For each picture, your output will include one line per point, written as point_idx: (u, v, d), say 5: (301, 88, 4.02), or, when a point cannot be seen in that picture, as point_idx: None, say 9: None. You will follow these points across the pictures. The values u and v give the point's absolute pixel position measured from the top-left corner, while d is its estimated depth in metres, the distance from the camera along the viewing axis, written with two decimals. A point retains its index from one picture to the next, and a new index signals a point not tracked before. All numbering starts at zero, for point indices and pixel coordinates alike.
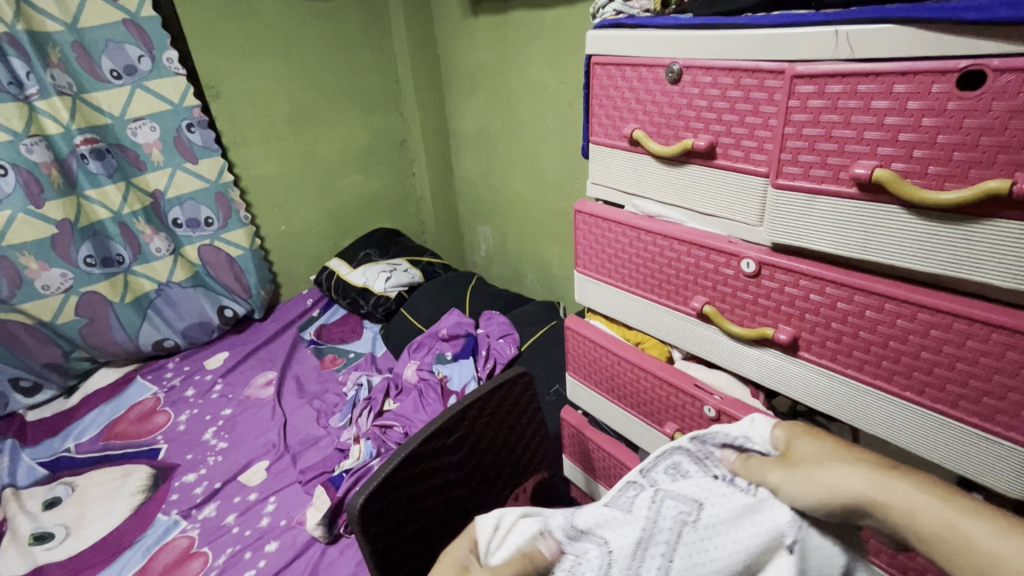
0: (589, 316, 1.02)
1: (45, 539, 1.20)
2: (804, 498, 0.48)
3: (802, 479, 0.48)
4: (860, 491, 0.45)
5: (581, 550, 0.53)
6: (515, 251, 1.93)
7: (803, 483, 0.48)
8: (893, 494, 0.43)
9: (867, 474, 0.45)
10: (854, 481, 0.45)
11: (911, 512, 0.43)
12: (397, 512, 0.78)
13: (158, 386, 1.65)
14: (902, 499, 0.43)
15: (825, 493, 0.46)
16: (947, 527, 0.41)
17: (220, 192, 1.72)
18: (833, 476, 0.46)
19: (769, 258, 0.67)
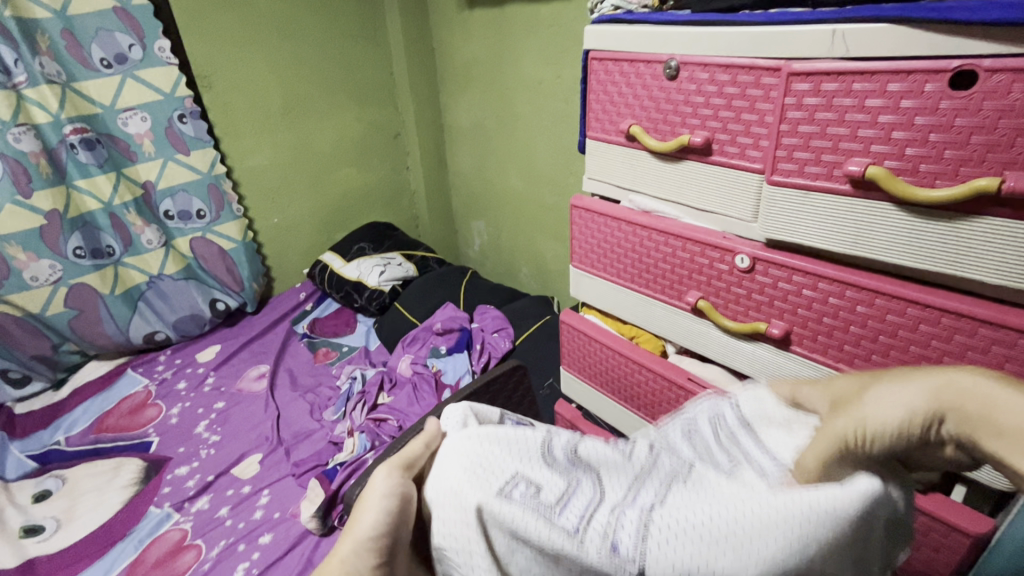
0: (585, 310, 1.03)
1: (35, 531, 1.19)
2: (881, 430, 0.38)
3: (861, 415, 0.39)
4: (932, 405, 0.36)
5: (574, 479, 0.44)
6: (510, 245, 1.93)
7: (859, 418, 0.39)
8: (964, 397, 0.35)
9: (921, 390, 0.37)
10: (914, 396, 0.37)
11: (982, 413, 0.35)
12: None
13: (149, 379, 1.64)
14: (978, 411, 0.35)
15: (900, 412, 0.37)
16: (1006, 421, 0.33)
17: (212, 184, 1.70)
18: (901, 396, 0.37)
19: (763, 254, 0.67)
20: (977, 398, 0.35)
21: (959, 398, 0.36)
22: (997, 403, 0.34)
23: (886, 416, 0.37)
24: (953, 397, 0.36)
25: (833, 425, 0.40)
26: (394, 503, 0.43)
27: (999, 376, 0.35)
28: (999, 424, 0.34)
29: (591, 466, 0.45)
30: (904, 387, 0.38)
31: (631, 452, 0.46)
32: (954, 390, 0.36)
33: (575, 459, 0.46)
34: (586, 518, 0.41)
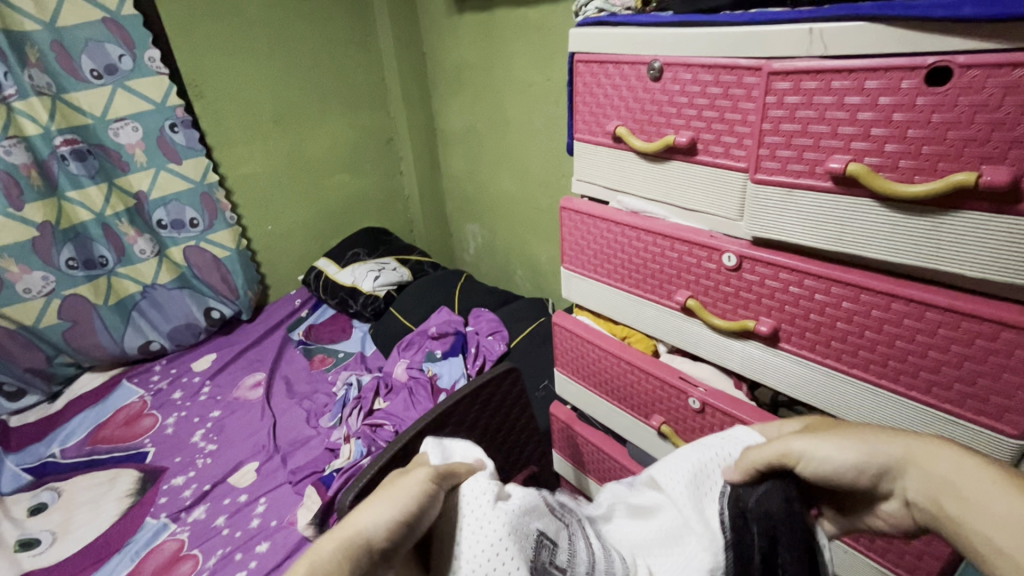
0: (577, 312, 1.03)
1: (31, 545, 1.18)
2: (819, 470, 0.41)
3: (817, 444, 0.41)
4: (888, 464, 0.38)
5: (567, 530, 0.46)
6: (504, 248, 1.93)
7: (809, 447, 0.41)
8: (935, 477, 0.36)
9: (887, 447, 0.38)
10: (880, 449, 0.39)
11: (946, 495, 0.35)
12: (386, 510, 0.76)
13: (144, 389, 1.64)
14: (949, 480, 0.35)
15: (853, 459, 0.39)
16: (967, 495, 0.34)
17: (205, 193, 1.70)
18: (854, 447, 0.39)
19: (749, 251, 0.68)
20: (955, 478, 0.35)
21: (937, 476, 0.36)
22: (972, 482, 0.34)
23: (837, 462, 0.40)
24: (913, 457, 0.37)
25: (770, 453, 0.43)
26: (423, 498, 0.39)
27: (970, 454, 0.36)
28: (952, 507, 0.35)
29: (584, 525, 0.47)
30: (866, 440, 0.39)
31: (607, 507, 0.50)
32: (921, 457, 0.37)
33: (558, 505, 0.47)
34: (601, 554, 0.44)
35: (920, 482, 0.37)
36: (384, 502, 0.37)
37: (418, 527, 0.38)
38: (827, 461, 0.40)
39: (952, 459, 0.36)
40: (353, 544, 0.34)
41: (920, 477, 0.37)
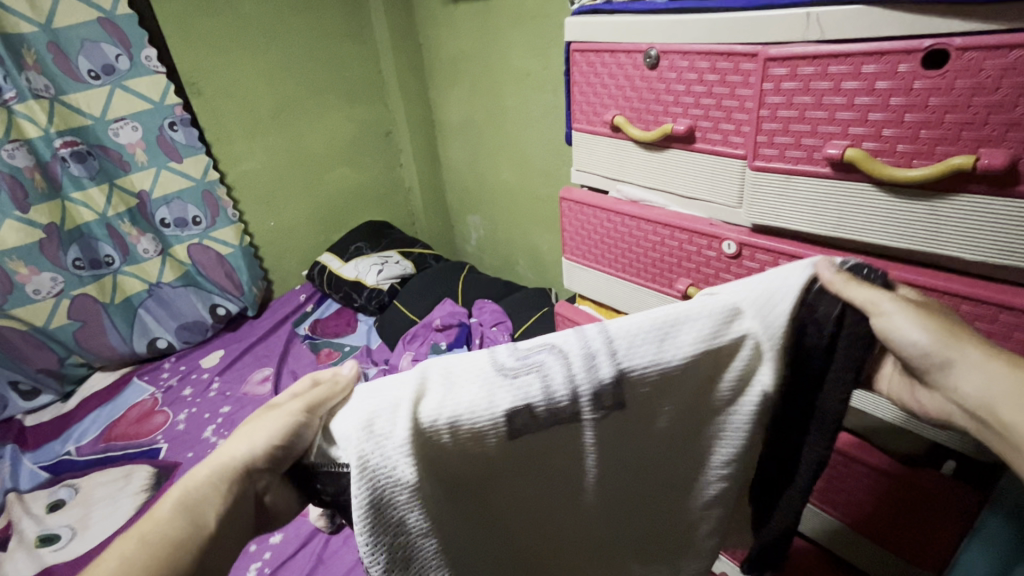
0: (579, 301, 1.04)
1: (51, 541, 1.21)
2: (894, 337, 0.43)
3: (908, 317, 0.43)
4: (960, 362, 0.42)
5: (540, 375, 0.44)
6: (506, 238, 1.93)
7: (898, 326, 0.43)
8: (996, 384, 0.41)
9: (972, 344, 0.43)
10: (962, 349, 0.42)
11: (1004, 402, 0.41)
12: None
13: (155, 387, 1.66)
14: (1011, 396, 0.40)
15: (928, 341, 0.42)
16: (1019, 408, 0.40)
17: (207, 190, 1.72)
18: (938, 335, 0.43)
19: (748, 239, 0.68)
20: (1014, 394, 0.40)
21: (995, 388, 0.41)
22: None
23: (922, 352, 0.43)
24: (981, 371, 0.42)
25: (863, 298, 0.44)
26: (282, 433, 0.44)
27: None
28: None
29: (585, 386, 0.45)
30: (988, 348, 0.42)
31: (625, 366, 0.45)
32: (982, 369, 0.42)
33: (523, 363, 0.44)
34: (574, 395, 0.45)
35: (976, 392, 0.42)
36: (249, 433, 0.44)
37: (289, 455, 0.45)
38: (914, 345, 0.43)
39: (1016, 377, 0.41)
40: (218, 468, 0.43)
41: (983, 388, 0.42)
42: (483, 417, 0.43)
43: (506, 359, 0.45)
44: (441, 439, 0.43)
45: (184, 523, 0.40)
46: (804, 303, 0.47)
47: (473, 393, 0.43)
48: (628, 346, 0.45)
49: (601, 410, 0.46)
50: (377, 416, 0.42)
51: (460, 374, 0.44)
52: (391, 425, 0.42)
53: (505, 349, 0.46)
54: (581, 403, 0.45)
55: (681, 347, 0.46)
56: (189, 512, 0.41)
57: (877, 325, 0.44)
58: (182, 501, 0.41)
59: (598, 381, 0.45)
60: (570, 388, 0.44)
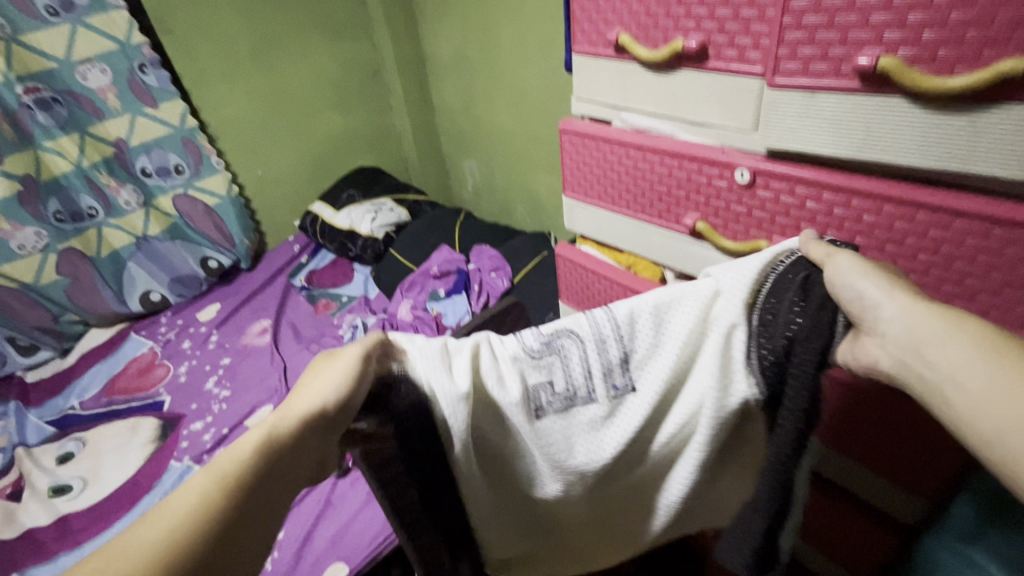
0: (581, 242, 1.00)
1: (64, 491, 1.23)
2: (832, 280, 0.45)
3: (847, 264, 0.44)
4: (891, 304, 0.41)
5: (559, 351, 0.52)
6: (503, 183, 1.86)
7: (837, 273, 0.44)
8: (927, 325, 0.39)
9: (902, 291, 0.41)
10: (894, 295, 0.41)
11: (938, 343, 0.38)
12: None
13: (153, 341, 1.65)
14: (942, 335, 0.38)
15: (866, 287, 0.42)
16: (947, 348, 0.37)
17: (186, 138, 1.64)
18: (876, 278, 0.42)
19: (763, 166, 0.63)
20: (940, 333, 0.38)
21: (928, 329, 0.39)
22: (957, 349, 0.37)
23: (859, 297, 0.43)
24: (903, 310, 0.40)
25: (818, 252, 0.47)
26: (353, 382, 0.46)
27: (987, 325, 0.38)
28: (963, 379, 0.36)
29: (594, 365, 0.52)
30: (921, 298, 0.41)
31: (625, 348, 0.51)
32: (913, 313, 0.40)
33: (545, 339, 0.52)
34: (589, 377, 0.52)
35: (901, 328, 0.40)
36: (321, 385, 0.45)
37: (356, 413, 0.47)
38: (854, 290, 0.43)
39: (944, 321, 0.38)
40: (294, 427, 0.42)
41: (911, 328, 0.39)
42: (511, 387, 0.51)
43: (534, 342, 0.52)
44: (489, 398, 0.51)
45: (252, 477, 0.39)
46: (779, 266, 0.49)
47: (502, 365, 0.51)
48: (632, 331, 0.51)
49: (612, 398, 0.52)
50: (435, 372, 0.48)
51: (498, 346, 0.52)
52: (450, 381, 0.48)
53: (529, 331, 0.53)
54: (597, 384, 0.52)
55: (676, 331, 0.51)
56: (260, 464, 0.40)
57: (825, 274, 0.45)
58: (250, 456, 0.39)
59: (608, 363, 0.51)
60: (585, 369, 0.52)
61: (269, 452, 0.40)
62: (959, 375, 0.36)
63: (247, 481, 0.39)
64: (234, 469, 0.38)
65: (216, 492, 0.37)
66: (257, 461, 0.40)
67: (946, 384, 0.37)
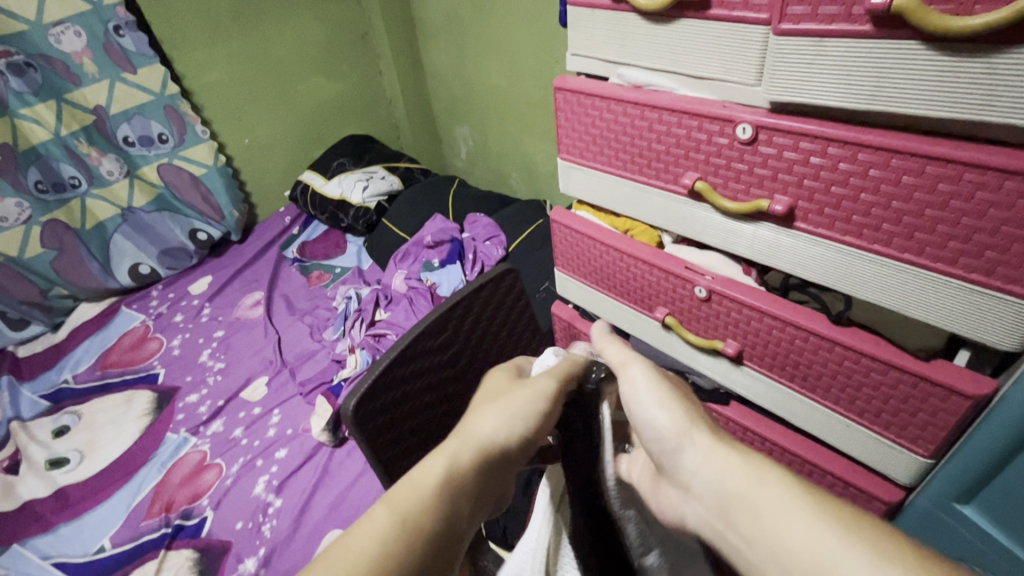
0: (577, 207, 0.98)
1: (61, 463, 1.23)
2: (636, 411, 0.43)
3: (641, 399, 0.43)
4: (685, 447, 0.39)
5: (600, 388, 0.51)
6: (497, 150, 1.81)
7: (632, 389, 0.44)
8: (721, 481, 0.36)
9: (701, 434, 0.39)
10: (694, 437, 0.39)
11: (738, 505, 0.34)
12: (396, 422, 0.73)
13: (145, 314, 1.63)
14: (736, 488, 0.35)
15: (663, 421, 0.41)
16: (752, 510, 0.34)
17: (169, 105, 1.58)
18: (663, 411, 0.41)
19: (767, 120, 0.60)
20: (736, 491, 0.35)
21: (727, 490, 0.35)
22: (772, 501, 0.33)
23: (661, 436, 0.40)
24: (700, 462, 0.38)
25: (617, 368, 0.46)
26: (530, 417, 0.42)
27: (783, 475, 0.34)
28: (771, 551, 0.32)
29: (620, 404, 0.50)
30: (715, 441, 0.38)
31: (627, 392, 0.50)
32: (712, 458, 0.37)
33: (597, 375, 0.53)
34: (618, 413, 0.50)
35: (705, 483, 0.37)
36: (497, 413, 0.42)
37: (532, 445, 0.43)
38: (655, 424, 0.41)
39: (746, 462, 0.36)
40: (475, 454, 0.39)
41: (712, 487, 0.36)
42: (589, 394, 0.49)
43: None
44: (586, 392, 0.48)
45: (438, 513, 0.35)
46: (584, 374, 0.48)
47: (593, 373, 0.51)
48: None
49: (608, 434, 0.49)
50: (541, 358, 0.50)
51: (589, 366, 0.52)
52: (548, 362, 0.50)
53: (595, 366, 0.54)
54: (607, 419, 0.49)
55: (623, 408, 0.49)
56: (443, 498, 0.36)
57: (623, 387, 0.45)
58: (435, 489, 0.36)
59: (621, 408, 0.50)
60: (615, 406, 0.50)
61: (452, 484, 0.37)
62: (773, 541, 0.32)
63: (416, 513, 0.35)
64: (411, 504, 0.35)
65: (398, 528, 0.34)
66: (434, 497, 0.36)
67: (767, 555, 0.32)
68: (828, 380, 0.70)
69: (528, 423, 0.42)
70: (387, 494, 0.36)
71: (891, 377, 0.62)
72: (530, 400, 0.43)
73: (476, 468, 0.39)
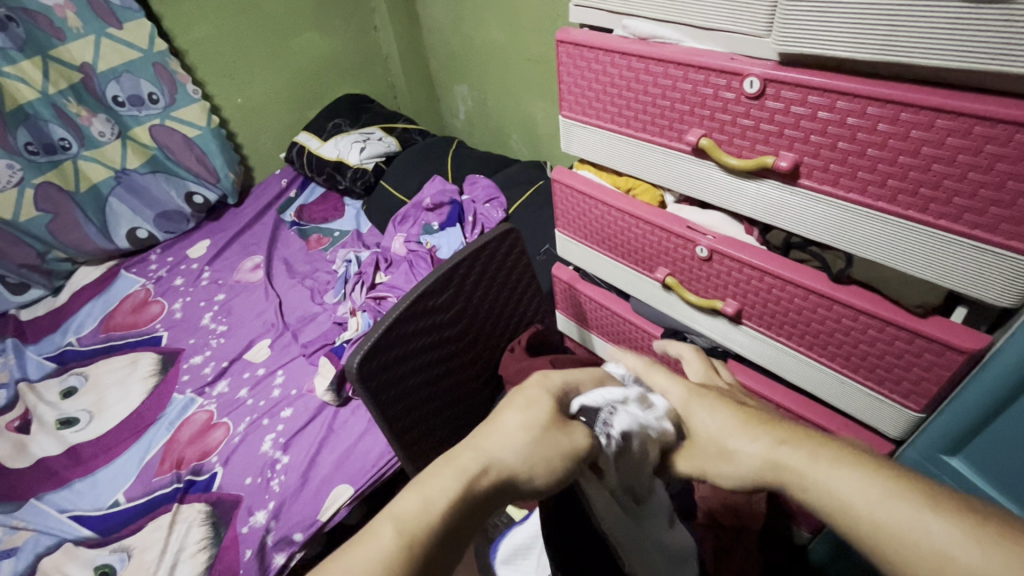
0: (578, 167, 0.96)
1: (71, 423, 1.26)
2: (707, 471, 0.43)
3: (704, 457, 0.43)
4: (762, 478, 0.39)
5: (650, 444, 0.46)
6: (497, 109, 1.77)
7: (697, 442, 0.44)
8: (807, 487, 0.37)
9: (762, 449, 0.40)
10: (755, 464, 0.40)
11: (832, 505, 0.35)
12: (399, 383, 0.75)
13: (145, 278, 1.63)
14: (821, 490, 0.36)
15: (732, 469, 0.41)
16: (846, 505, 0.35)
17: (157, 62, 1.53)
18: (731, 460, 0.41)
19: (776, 73, 0.59)
20: (824, 492, 0.36)
21: (816, 495, 0.36)
22: (857, 500, 0.34)
23: (739, 476, 0.41)
24: (782, 475, 0.38)
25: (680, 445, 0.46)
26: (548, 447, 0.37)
27: (853, 464, 0.36)
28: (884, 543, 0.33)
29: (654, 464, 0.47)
30: (771, 448, 0.39)
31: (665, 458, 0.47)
32: (797, 475, 0.37)
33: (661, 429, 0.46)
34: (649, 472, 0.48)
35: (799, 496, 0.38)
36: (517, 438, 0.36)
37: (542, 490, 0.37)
38: (731, 467, 0.41)
39: (811, 462, 0.37)
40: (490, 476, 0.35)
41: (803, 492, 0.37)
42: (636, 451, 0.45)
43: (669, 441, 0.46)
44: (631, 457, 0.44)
45: (439, 543, 0.32)
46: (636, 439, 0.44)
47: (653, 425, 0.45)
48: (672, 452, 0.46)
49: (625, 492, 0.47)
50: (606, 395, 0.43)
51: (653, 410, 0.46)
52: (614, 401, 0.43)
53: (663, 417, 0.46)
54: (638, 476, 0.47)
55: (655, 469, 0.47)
56: (447, 530, 0.32)
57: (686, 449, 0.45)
58: (442, 519, 0.32)
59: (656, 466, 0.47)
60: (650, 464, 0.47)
61: (462, 511, 0.33)
62: (875, 525, 0.33)
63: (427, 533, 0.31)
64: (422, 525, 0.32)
65: (399, 558, 0.30)
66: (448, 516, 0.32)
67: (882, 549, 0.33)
68: (825, 338, 0.71)
69: (551, 469, 0.37)
70: (390, 509, 0.32)
71: (889, 334, 0.63)
72: (564, 453, 0.37)
73: (487, 500, 0.35)
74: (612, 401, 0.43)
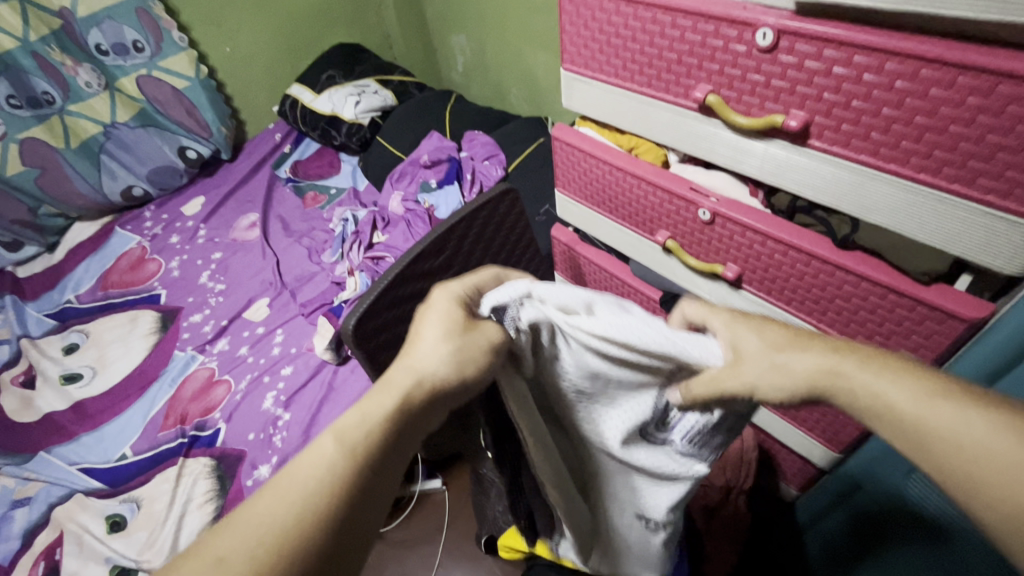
0: (579, 124, 0.93)
1: (75, 379, 1.27)
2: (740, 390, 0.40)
3: (761, 370, 0.40)
4: (812, 387, 0.39)
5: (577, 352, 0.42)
6: (496, 61, 1.70)
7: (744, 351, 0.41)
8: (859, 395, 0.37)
9: (813, 360, 0.39)
10: (808, 373, 0.39)
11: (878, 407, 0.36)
12: (395, 344, 0.75)
13: (140, 236, 1.61)
14: (870, 395, 0.36)
15: (781, 379, 0.39)
16: (890, 405, 0.36)
17: (139, 6, 1.46)
18: (785, 373, 0.39)
19: (791, 24, 0.55)
20: (878, 398, 0.36)
21: (870, 401, 0.36)
22: (905, 402, 0.35)
23: (789, 388, 0.39)
24: (832, 384, 0.38)
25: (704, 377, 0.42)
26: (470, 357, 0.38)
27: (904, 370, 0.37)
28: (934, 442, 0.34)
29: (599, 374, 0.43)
30: (826, 356, 0.39)
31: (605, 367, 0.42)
32: (846, 380, 0.37)
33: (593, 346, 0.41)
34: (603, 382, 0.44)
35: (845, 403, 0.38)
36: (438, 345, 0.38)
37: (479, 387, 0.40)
38: (779, 379, 0.39)
39: (862, 360, 0.38)
40: (418, 390, 0.37)
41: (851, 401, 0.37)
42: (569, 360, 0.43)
43: (605, 347, 0.40)
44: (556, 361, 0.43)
45: (377, 449, 0.36)
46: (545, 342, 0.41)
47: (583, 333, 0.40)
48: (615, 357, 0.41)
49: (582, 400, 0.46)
50: (505, 296, 0.40)
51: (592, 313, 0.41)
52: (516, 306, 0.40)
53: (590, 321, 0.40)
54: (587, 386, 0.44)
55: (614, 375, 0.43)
56: (385, 439, 0.36)
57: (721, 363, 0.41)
58: (381, 428, 0.36)
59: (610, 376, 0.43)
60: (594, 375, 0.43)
61: (397, 424, 0.36)
62: (922, 423, 0.34)
63: (364, 442, 0.35)
64: (359, 436, 0.35)
65: (344, 464, 0.35)
66: (385, 428, 0.36)
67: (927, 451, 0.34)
68: (825, 304, 0.70)
69: (481, 374, 0.39)
70: (336, 423, 0.36)
71: (890, 302, 0.62)
72: (484, 349, 0.39)
73: (426, 410, 0.38)
74: (520, 296, 0.40)
